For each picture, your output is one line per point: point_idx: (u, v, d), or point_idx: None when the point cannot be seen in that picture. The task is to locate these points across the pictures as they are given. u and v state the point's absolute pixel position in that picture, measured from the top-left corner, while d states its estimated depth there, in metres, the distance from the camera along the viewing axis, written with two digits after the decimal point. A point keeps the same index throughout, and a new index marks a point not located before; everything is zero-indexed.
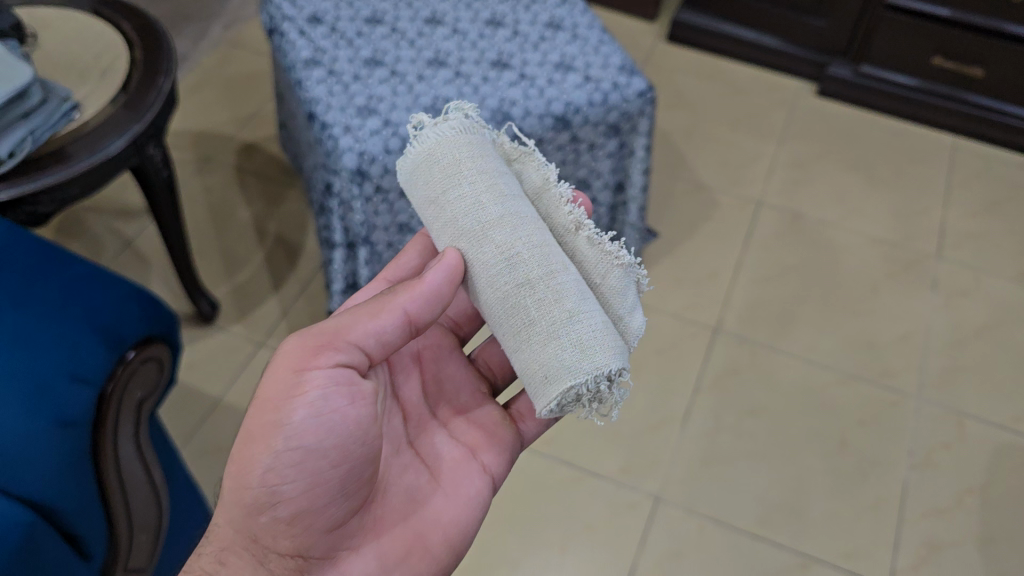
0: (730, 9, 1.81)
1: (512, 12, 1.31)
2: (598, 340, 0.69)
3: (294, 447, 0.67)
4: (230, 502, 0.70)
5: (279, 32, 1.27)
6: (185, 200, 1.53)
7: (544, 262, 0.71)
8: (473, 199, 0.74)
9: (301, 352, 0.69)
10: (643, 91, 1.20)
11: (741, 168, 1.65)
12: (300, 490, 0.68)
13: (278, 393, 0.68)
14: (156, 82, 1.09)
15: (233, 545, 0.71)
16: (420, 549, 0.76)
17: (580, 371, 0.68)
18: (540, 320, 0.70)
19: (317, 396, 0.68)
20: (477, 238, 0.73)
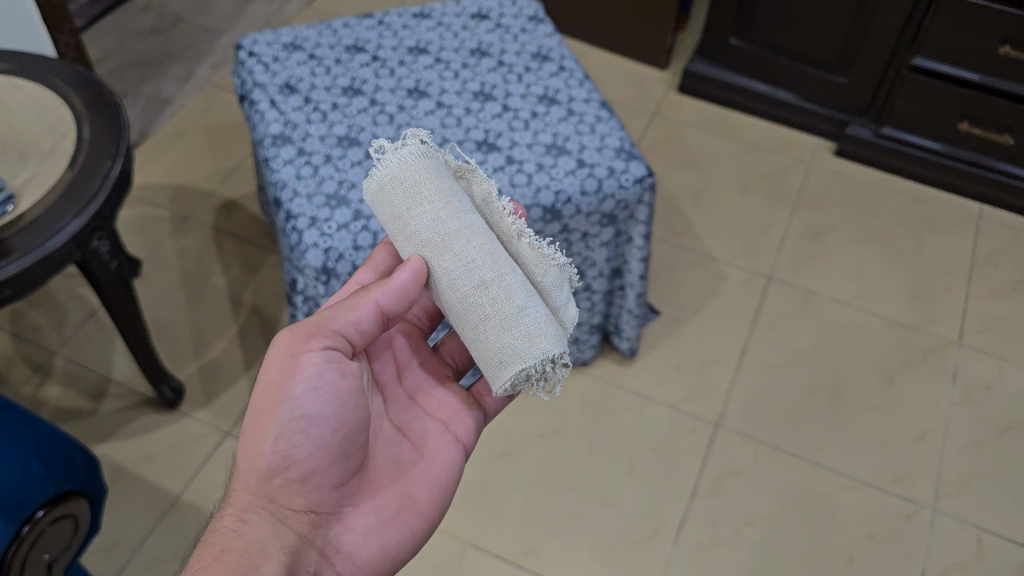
0: (747, 60, 1.71)
1: (503, 83, 1.21)
2: (543, 329, 0.74)
3: (298, 417, 0.73)
4: (244, 467, 0.74)
5: (250, 101, 1.18)
6: (157, 263, 1.44)
7: (495, 266, 0.75)
8: (433, 215, 0.76)
9: (293, 336, 0.74)
10: (641, 178, 1.10)
11: (751, 236, 1.54)
12: (310, 453, 0.73)
13: (280, 373, 0.73)
14: (102, 167, 1.01)
15: (255, 506, 0.73)
16: (411, 506, 0.80)
17: (530, 357, 0.73)
18: (494, 316, 0.74)
19: (314, 372, 0.73)
20: (439, 248, 0.76)
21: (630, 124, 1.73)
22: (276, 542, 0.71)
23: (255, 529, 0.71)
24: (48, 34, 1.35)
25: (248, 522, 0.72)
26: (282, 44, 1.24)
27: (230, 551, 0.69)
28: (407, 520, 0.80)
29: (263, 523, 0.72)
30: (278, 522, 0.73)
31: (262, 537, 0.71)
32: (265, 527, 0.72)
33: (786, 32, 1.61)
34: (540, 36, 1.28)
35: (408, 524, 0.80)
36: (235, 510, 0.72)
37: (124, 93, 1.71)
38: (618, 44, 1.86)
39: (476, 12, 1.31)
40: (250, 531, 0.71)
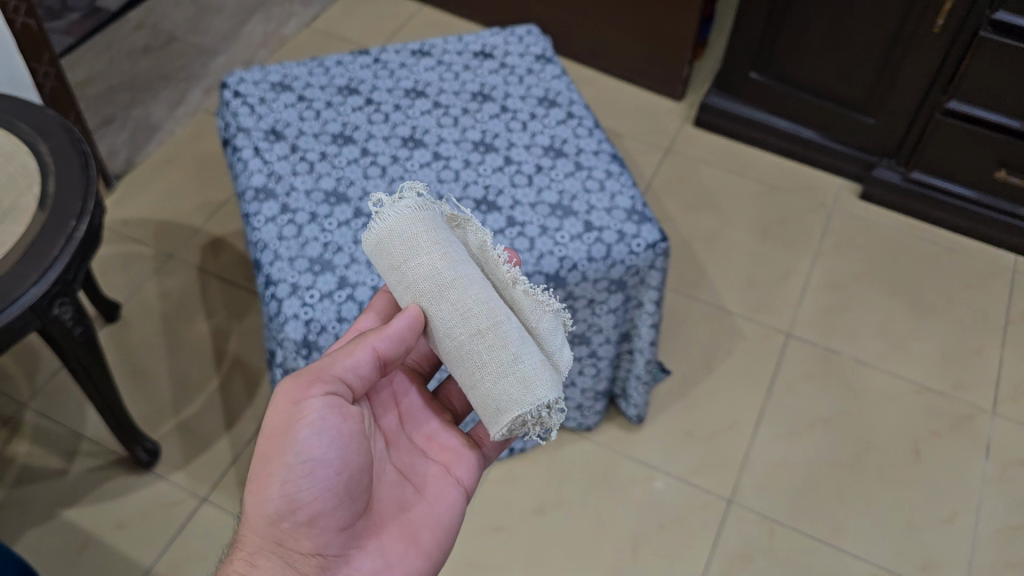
0: (769, 96, 1.61)
1: (506, 131, 1.12)
2: (540, 376, 0.70)
3: (303, 462, 0.69)
4: (251, 511, 0.72)
5: (233, 147, 1.10)
6: (137, 307, 1.36)
7: (492, 313, 0.71)
8: (429, 265, 0.72)
9: (294, 383, 0.72)
10: (653, 244, 1.01)
11: (770, 288, 1.45)
12: (316, 498, 0.70)
13: (282, 420, 0.71)
14: (66, 228, 0.92)
15: (263, 550, 0.72)
16: (417, 547, 0.77)
17: (527, 403, 0.70)
18: (490, 363, 0.70)
19: (317, 417, 0.70)
20: (436, 298, 0.71)
21: (643, 158, 1.64)
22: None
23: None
24: (23, 63, 1.25)
25: (259, 565, 0.72)
26: (270, 84, 1.15)
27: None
28: (413, 562, 0.76)
29: (270, 566, 0.71)
30: (288, 566, 0.72)
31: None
32: (276, 572, 0.72)
33: (811, 70, 1.52)
34: (547, 78, 1.19)
35: (415, 568, 0.76)
36: (244, 555, 0.72)
37: (111, 117, 1.63)
38: (633, 72, 1.76)
39: (479, 51, 1.22)
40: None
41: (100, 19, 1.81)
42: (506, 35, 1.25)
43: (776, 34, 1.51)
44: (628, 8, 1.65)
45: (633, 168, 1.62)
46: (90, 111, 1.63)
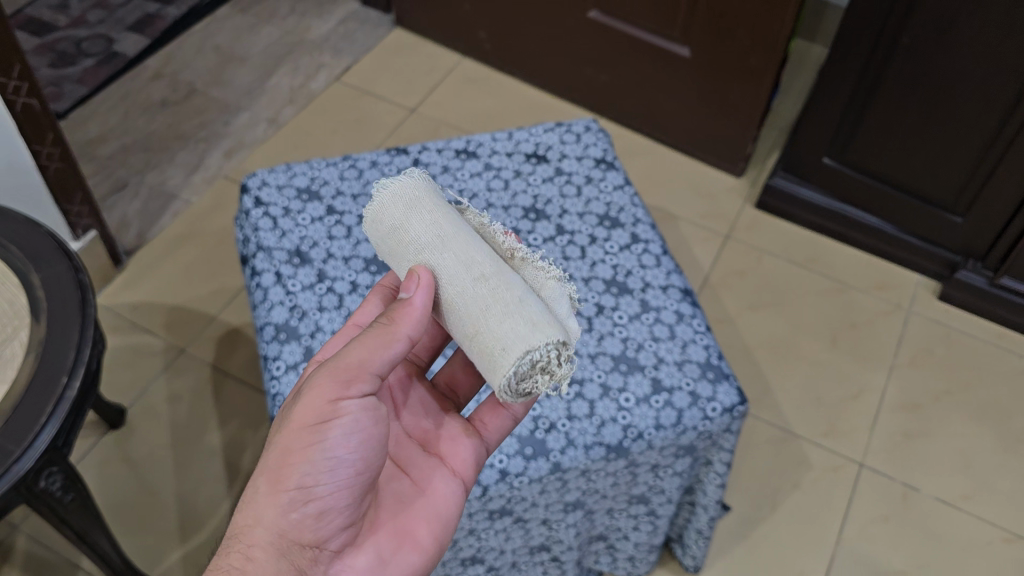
0: (843, 183, 1.46)
1: (562, 258, 0.98)
2: (546, 319, 0.66)
3: (330, 458, 0.65)
4: (261, 504, 0.66)
5: (252, 269, 0.96)
6: (144, 412, 1.24)
7: (493, 264, 0.69)
8: (431, 222, 0.71)
9: (331, 376, 0.66)
10: (730, 409, 0.87)
11: (838, 409, 1.32)
12: (332, 494, 0.66)
13: (314, 416, 0.65)
14: (55, 387, 0.78)
15: (264, 542, 0.66)
16: (411, 543, 0.73)
17: (533, 338, 0.64)
18: (495, 305, 0.66)
19: (352, 418, 0.66)
20: (437, 248, 0.70)
21: (700, 248, 1.51)
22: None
23: (263, 566, 0.65)
24: (22, 143, 1.12)
25: (255, 558, 0.65)
26: (296, 190, 1.02)
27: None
28: (407, 560, 0.72)
29: (270, 559, 0.66)
30: (285, 560, 0.66)
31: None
32: (273, 567, 0.65)
33: (895, 159, 1.37)
34: (607, 189, 1.05)
35: (410, 565, 0.72)
36: (242, 547, 0.66)
37: (124, 183, 1.51)
38: (688, 144, 1.63)
39: (532, 152, 1.08)
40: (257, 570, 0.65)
41: (115, 67, 1.70)
42: (561, 132, 1.11)
43: (858, 117, 1.36)
44: (691, 76, 1.51)
45: (690, 259, 1.49)
46: (101, 174, 1.52)
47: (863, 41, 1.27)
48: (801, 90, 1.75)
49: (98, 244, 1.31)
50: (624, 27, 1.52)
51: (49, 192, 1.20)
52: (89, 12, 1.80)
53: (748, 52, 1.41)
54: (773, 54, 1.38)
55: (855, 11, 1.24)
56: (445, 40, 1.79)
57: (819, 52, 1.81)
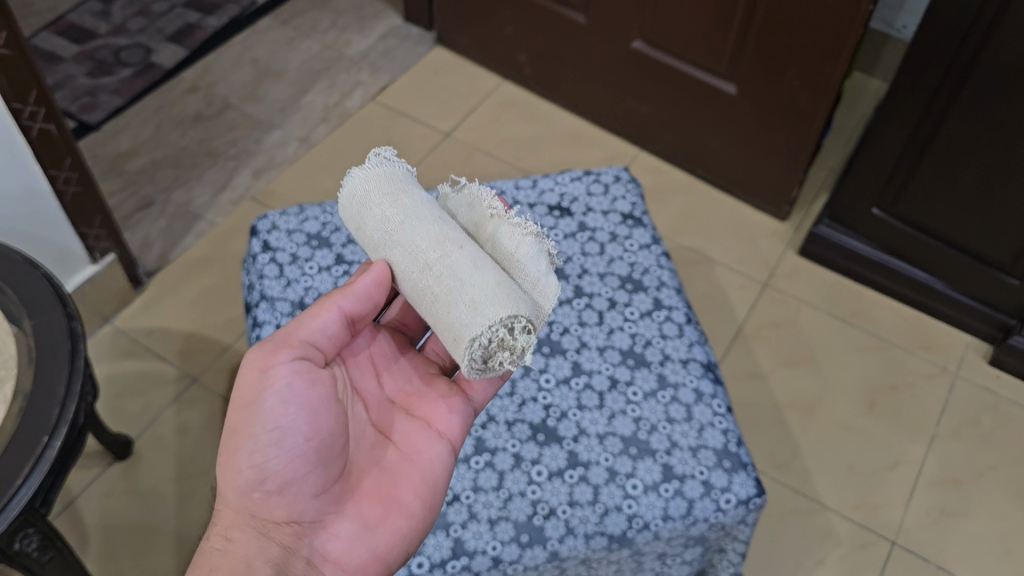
0: (893, 236, 1.37)
1: (577, 323, 0.92)
2: (491, 298, 0.65)
3: (271, 428, 0.68)
4: (225, 489, 0.70)
5: (253, 319, 0.93)
6: (152, 442, 1.23)
7: (439, 245, 0.68)
8: (378, 213, 0.71)
9: (261, 351, 0.70)
10: (745, 502, 0.81)
11: (872, 481, 1.24)
12: (289, 464, 0.68)
13: (252, 390, 0.69)
14: (35, 445, 0.76)
15: (237, 525, 0.69)
16: (395, 505, 0.72)
17: (474, 326, 0.64)
18: (440, 293, 0.66)
19: (286, 381, 0.69)
20: (387, 243, 0.70)
21: (734, 294, 1.44)
22: (260, 559, 0.66)
23: (239, 545, 0.67)
24: (37, 168, 1.10)
25: (234, 539, 0.68)
26: (306, 236, 0.98)
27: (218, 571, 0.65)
28: (393, 521, 0.72)
29: (246, 539, 0.68)
30: (261, 536, 0.68)
31: (247, 555, 0.66)
32: (250, 543, 0.67)
33: (950, 215, 1.28)
34: (632, 248, 0.99)
35: (398, 527, 0.71)
36: (221, 531, 0.68)
37: (151, 201, 1.50)
38: (730, 183, 1.55)
39: (555, 204, 1.03)
40: (235, 549, 0.67)
41: (152, 78, 1.69)
42: (588, 182, 1.05)
43: (911, 169, 1.27)
44: (735, 115, 1.43)
45: (723, 306, 1.43)
46: (129, 190, 1.51)
47: (920, 92, 1.18)
48: (855, 127, 1.65)
49: (116, 267, 1.30)
50: (667, 59, 1.44)
51: (67, 215, 1.19)
52: (131, 21, 1.80)
53: (796, 93, 1.32)
54: (823, 96, 1.29)
55: (913, 60, 1.16)
56: (486, 61, 1.74)
57: (878, 86, 1.71)
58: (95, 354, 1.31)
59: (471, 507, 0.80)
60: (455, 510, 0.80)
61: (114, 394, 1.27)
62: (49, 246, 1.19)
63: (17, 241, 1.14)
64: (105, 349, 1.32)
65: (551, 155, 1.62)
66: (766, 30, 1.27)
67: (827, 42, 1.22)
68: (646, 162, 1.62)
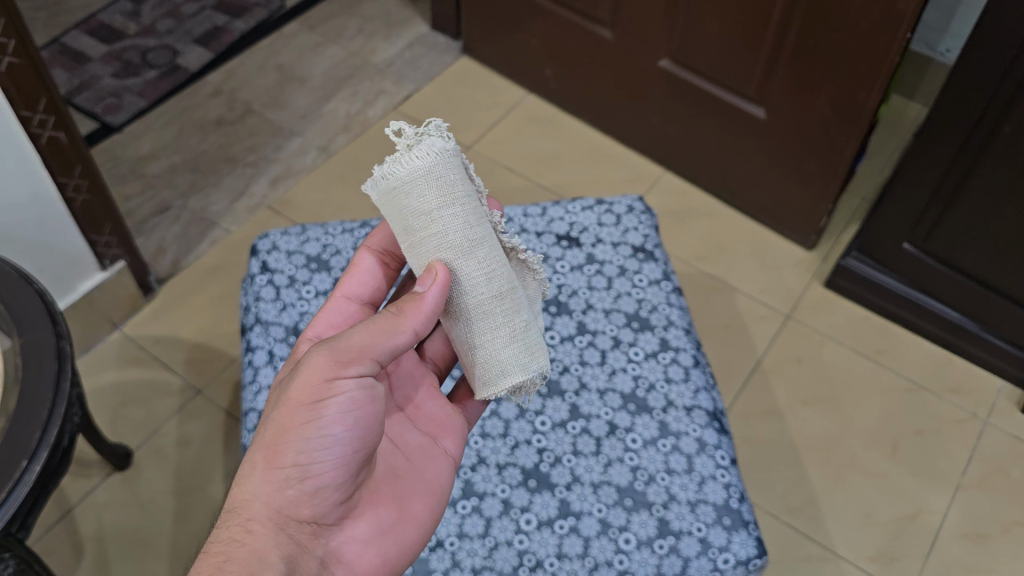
0: (923, 272, 1.31)
1: (579, 363, 0.89)
2: (543, 345, 0.70)
3: (323, 434, 0.63)
4: (256, 479, 0.64)
5: (247, 342, 0.92)
6: (153, 453, 1.22)
7: (511, 277, 0.68)
8: (462, 218, 0.66)
9: (332, 354, 0.63)
10: (745, 563, 0.77)
11: (890, 530, 1.19)
12: (328, 474, 0.64)
13: (309, 392, 0.63)
14: (15, 468, 0.75)
15: (262, 516, 0.63)
16: (410, 517, 0.71)
17: (531, 373, 0.69)
18: (507, 326, 0.68)
19: (348, 398, 0.63)
20: (463, 252, 0.66)
21: (755, 325, 1.39)
22: (279, 556, 0.62)
23: (261, 539, 0.63)
24: (46, 175, 1.10)
25: (253, 532, 0.63)
26: (306, 257, 0.97)
27: (235, 563, 0.61)
28: (407, 534, 0.70)
29: (268, 533, 0.63)
30: (282, 533, 0.63)
31: (268, 552, 0.62)
32: (273, 541, 0.63)
33: (984, 254, 1.22)
34: (640, 283, 0.95)
35: (410, 538, 0.70)
36: (240, 521, 0.63)
37: (167, 206, 1.49)
38: (755, 209, 1.50)
39: (563, 233, 0.99)
40: (256, 544, 0.62)
41: (177, 81, 1.68)
42: (600, 211, 1.01)
43: (945, 206, 1.21)
44: (764, 139, 1.38)
45: (743, 338, 1.38)
46: (147, 194, 1.50)
47: (957, 127, 1.12)
48: (892, 154, 1.59)
49: (126, 274, 1.30)
50: (695, 80, 1.39)
51: (77, 222, 1.18)
52: (160, 22, 1.80)
53: (827, 121, 1.27)
54: (855, 125, 1.24)
55: (951, 93, 1.10)
56: (511, 73, 1.70)
57: (918, 111, 1.64)
58: (103, 360, 1.31)
59: (454, 554, 0.77)
60: (437, 556, 0.77)
61: (118, 402, 1.27)
62: (59, 252, 1.19)
63: (27, 248, 1.14)
64: (113, 355, 1.31)
65: (573, 173, 1.58)
66: (798, 55, 1.22)
67: (861, 70, 1.17)
68: (670, 183, 1.57)
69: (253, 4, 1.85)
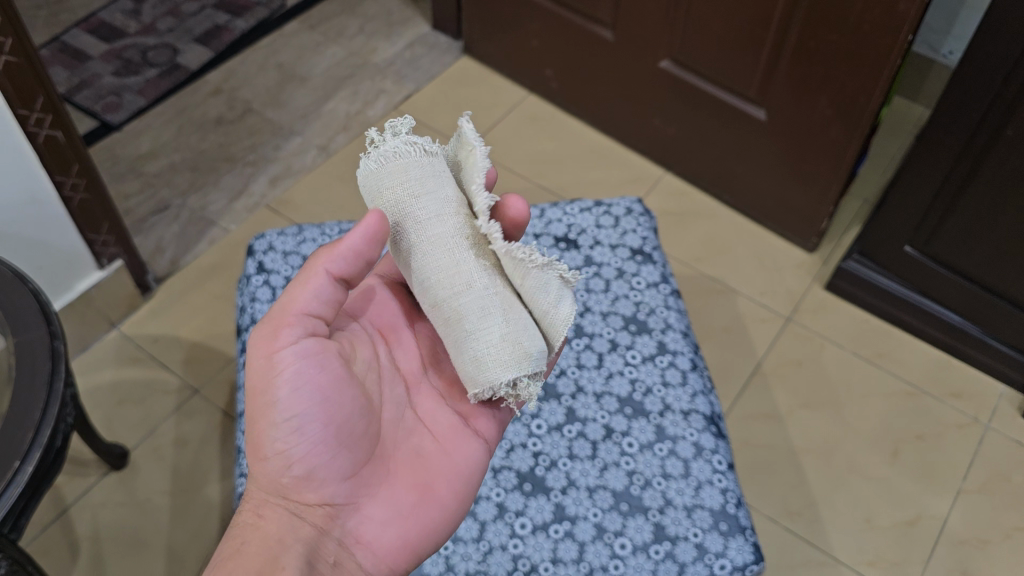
0: (924, 275, 1.31)
1: (575, 365, 0.88)
2: (490, 354, 0.62)
3: (289, 418, 0.63)
4: (255, 468, 0.66)
5: (242, 343, 0.92)
6: (149, 452, 1.22)
7: (448, 283, 0.64)
8: (394, 226, 0.67)
9: (265, 331, 0.64)
10: (742, 568, 0.76)
11: (890, 535, 1.18)
12: (312, 451, 0.64)
13: (260, 375, 0.64)
14: (6, 471, 0.74)
15: (271, 500, 0.66)
16: (432, 498, 0.69)
17: (476, 386, 0.63)
18: (448, 335, 0.65)
19: (295, 370, 0.63)
20: (402, 260, 0.67)
21: (756, 328, 1.38)
22: (292, 538, 0.64)
23: (271, 522, 0.65)
24: (44, 174, 1.09)
25: (264, 517, 0.65)
26: (302, 258, 0.97)
27: (249, 545, 0.63)
28: (429, 513, 0.69)
29: (279, 516, 0.65)
30: (294, 517, 0.65)
31: (277, 533, 0.64)
32: (282, 524, 0.64)
33: (986, 258, 1.21)
34: (638, 286, 0.95)
35: (433, 518, 0.69)
36: (252, 507, 0.66)
37: (166, 205, 1.49)
38: (756, 211, 1.49)
39: (561, 235, 0.99)
40: (265, 528, 0.64)
41: (176, 79, 1.68)
42: (599, 213, 1.01)
43: (947, 209, 1.21)
44: (765, 141, 1.37)
45: (743, 340, 1.37)
46: (146, 193, 1.50)
47: (959, 129, 1.12)
48: (894, 157, 1.58)
49: (124, 273, 1.30)
50: (696, 80, 1.39)
51: (75, 222, 1.18)
52: (160, 20, 1.80)
53: (829, 122, 1.26)
54: (857, 126, 1.23)
55: (953, 96, 1.09)
56: (512, 74, 1.70)
57: (921, 113, 1.63)
58: (100, 359, 1.30)
59: (448, 558, 0.77)
60: (432, 560, 0.77)
61: (115, 401, 1.26)
62: (57, 251, 1.18)
63: (25, 247, 1.14)
64: (111, 355, 1.31)
65: (573, 174, 1.57)
66: (800, 55, 1.21)
67: (862, 72, 1.16)
68: (671, 184, 1.56)
69: (254, 3, 1.85)
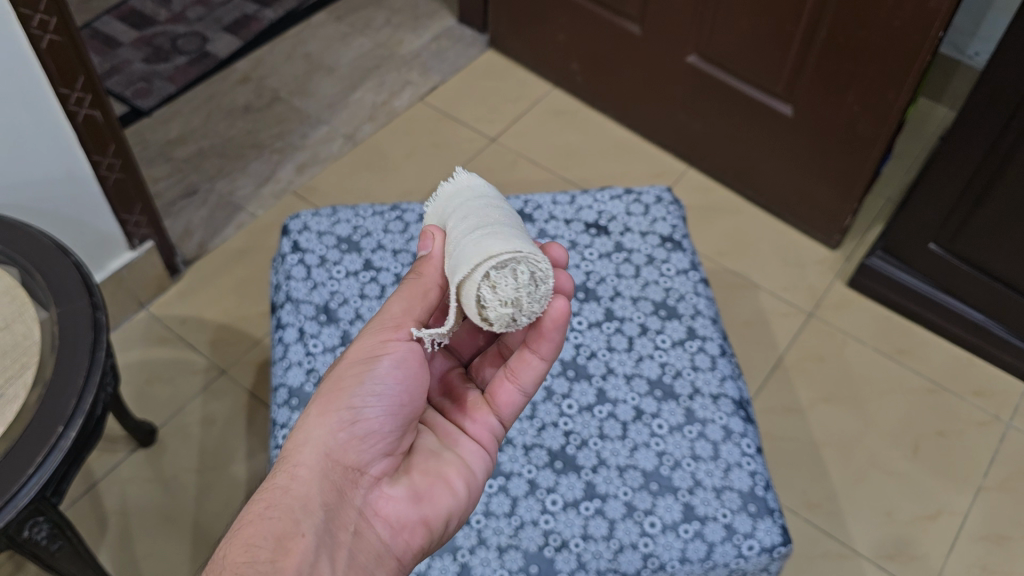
0: (948, 273, 1.31)
1: (606, 348, 0.90)
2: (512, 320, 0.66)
3: (375, 386, 0.65)
4: (307, 428, 0.65)
5: (278, 320, 0.93)
6: (176, 431, 1.23)
7: None
8: None
9: (383, 321, 0.68)
10: (772, 549, 0.77)
11: (911, 530, 1.18)
12: (377, 423, 0.65)
13: (365, 350, 0.66)
14: (50, 437, 0.75)
15: (308, 462, 0.63)
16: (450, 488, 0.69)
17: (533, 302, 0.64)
18: None
19: (400, 354, 0.66)
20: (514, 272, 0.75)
21: (777, 322, 1.39)
22: (318, 502, 0.62)
23: (305, 484, 0.62)
24: (81, 153, 1.11)
25: (298, 477, 0.63)
26: (337, 238, 0.99)
27: (275, 509, 0.61)
28: (441, 497, 0.67)
29: (312, 478, 0.63)
30: (325, 480, 0.63)
31: (311, 497, 0.62)
32: (315, 486, 0.63)
33: (1011, 256, 1.22)
34: (668, 273, 0.96)
35: (444, 504, 0.67)
36: (288, 465, 0.63)
37: (195, 189, 1.51)
38: (779, 207, 1.50)
39: (592, 221, 1.00)
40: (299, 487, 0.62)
41: (206, 67, 1.70)
42: (629, 201, 1.02)
43: (972, 208, 1.21)
44: (790, 137, 1.38)
45: (765, 334, 1.38)
46: (175, 178, 1.52)
47: (985, 127, 1.12)
48: (918, 156, 1.58)
49: (155, 254, 1.31)
50: (723, 76, 1.40)
51: (109, 203, 1.19)
52: (190, 9, 1.82)
53: (856, 118, 1.26)
54: (884, 124, 1.23)
55: (982, 92, 1.10)
56: (537, 68, 1.71)
57: (945, 114, 1.63)
58: (129, 338, 1.32)
59: (480, 532, 0.78)
60: (464, 533, 0.78)
61: (144, 379, 1.28)
62: (92, 232, 1.20)
63: (58, 225, 1.15)
64: (140, 334, 1.32)
65: (597, 167, 1.58)
66: (828, 50, 1.21)
67: (891, 68, 1.17)
68: (694, 179, 1.57)
69: None
